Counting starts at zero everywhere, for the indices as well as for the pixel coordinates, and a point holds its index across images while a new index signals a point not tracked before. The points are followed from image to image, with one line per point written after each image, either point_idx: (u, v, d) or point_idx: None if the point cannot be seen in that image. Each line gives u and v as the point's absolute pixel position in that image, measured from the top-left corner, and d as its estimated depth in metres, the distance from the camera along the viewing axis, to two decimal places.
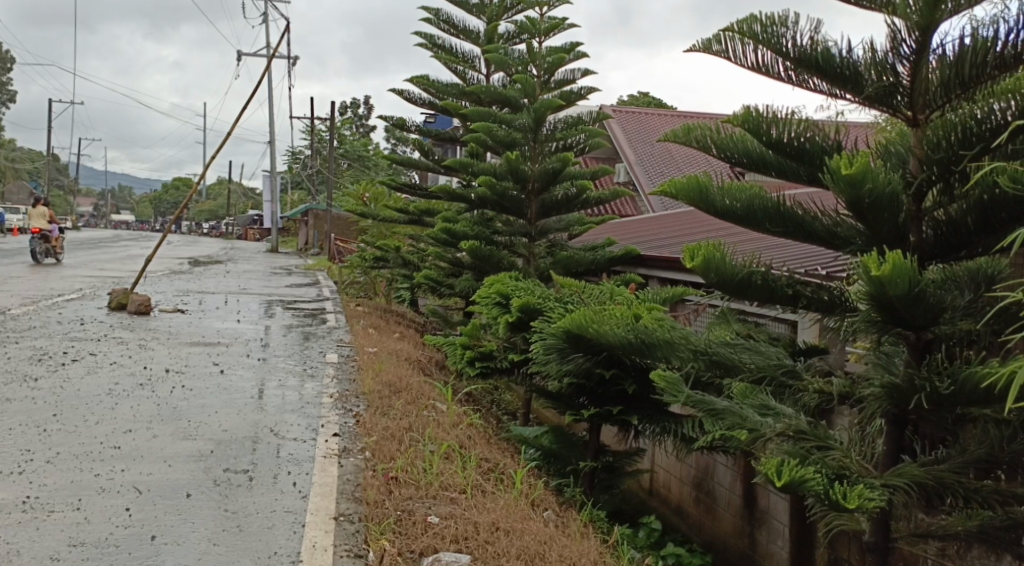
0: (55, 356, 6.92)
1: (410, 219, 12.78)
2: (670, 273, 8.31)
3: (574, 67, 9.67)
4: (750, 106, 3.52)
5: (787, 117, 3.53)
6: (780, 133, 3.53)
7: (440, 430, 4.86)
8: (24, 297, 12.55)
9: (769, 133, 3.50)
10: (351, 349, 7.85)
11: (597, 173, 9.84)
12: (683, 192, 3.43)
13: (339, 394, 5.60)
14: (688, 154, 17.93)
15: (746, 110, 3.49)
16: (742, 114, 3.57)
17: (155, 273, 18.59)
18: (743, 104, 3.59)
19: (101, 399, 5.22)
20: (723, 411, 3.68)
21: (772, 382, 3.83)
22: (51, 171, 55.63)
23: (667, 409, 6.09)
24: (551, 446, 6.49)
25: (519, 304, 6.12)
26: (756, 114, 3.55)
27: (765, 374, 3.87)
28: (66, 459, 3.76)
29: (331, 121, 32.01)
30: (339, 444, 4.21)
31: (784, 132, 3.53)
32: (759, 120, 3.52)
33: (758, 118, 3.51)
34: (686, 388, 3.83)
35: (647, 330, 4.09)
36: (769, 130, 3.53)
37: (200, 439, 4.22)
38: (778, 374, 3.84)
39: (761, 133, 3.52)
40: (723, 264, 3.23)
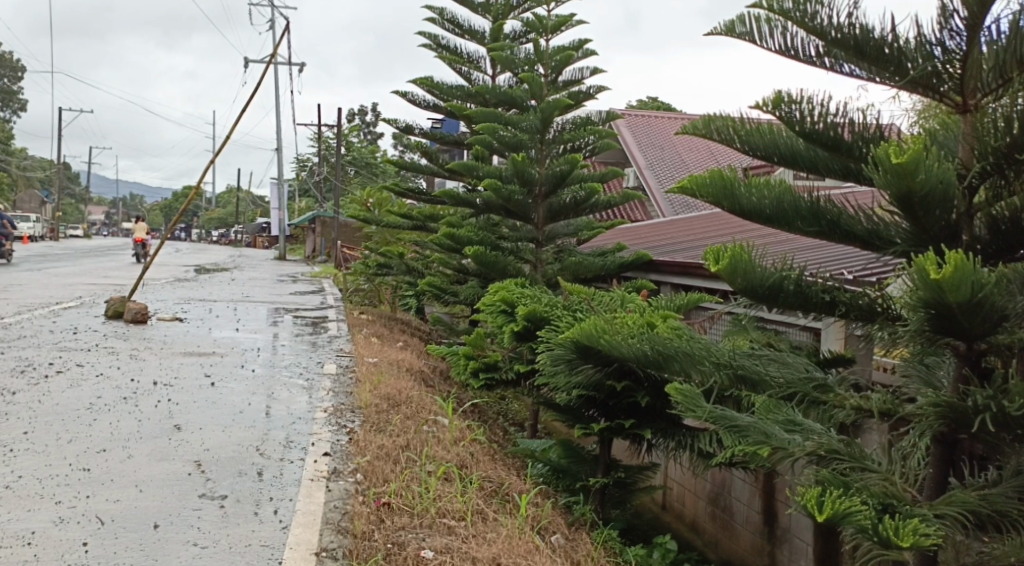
0: (40, 368, 6.62)
1: (414, 225, 12.49)
2: (683, 278, 7.98)
3: (582, 66, 9.35)
4: (782, 92, 3.21)
5: (822, 104, 3.21)
6: (814, 121, 3.23)
7: (439, 447, 4.54)
8: (20, 306, 12.28)
9: (801, 121, 3.20)
10: (350, 360, 7.53)
11: (607, 175, 9.52)
12: (705, 188, 3.10)
13: (334, 408, 5.29)
14: (700, 159, 17.63)
15: (776, 97, 3.19)
16: (771, 101, 3.26)
17: (157, 280, 18.38)
18: (770, 91, 3.28)
19: (81, 414, 4.93)
20: (746, 428, 3.32)
21: (804, 399, 3.44)
22: (61, 179, 55.72)
23: (682, 424, 5.77)
24: (560, 461, 6.17)
25: (525, 312, 5.80)
26: (787, 101, 3.25)
27: (796, 391, 3.47)
28: (27, 485, 3.45)
29: (338, 127, 31.83)
30: (329, 464, 3.89)
31: (819, 120, 3.22)
32: (789, 107, 3.21)
33: (788, 104, 3.21)
34: (704, 402, 3.48)
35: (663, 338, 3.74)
36: (801, 118, 3.22)
37: (177, 461, 3.91)
38: (811, 390, 3.44)
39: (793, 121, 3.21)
40: (753, 269, 2.89)
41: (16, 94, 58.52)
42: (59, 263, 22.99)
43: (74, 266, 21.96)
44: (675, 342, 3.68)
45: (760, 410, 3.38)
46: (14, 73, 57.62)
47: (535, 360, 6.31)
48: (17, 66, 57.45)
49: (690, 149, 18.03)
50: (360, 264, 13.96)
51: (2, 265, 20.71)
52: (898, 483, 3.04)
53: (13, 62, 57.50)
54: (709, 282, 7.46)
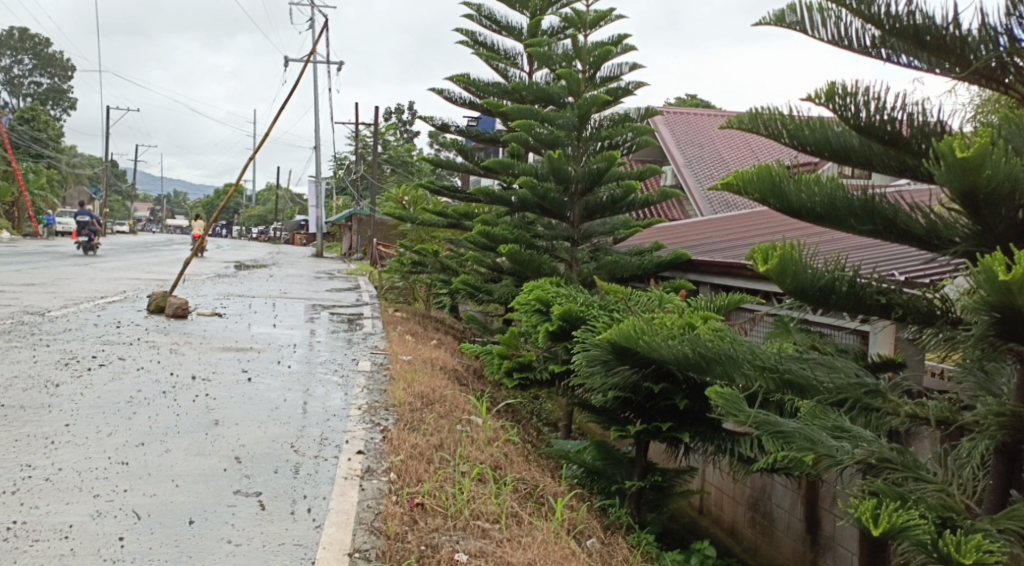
0: (82, 360, 6.70)
1: (450, 222, 12.47)
2: (723, 278, 7.84)
3: (621, 62, 9.23)
4: (837, 84, 3.10)
5: (879, 96, 3.09)
6: (869, 114, 3.11)
7: (474, 448, 4.48)
8: (64, 299, 12.51)
9: (855, 115, 3.08)
10: (385, 357, 7.51)
11: (645, 173, 9.37)
12: (752, 185, 2.98)
13: (368, 405, 5.26)
14: (739, 157, 17.40)
15: (831, 88, 3.07)
16: (825, 93, 3.14)
17: (197, 276, 18.63)
18: (824, 83, 3.16)
19: (120, 407, 4.95)
20: (791, 435, 3.22)
21: (856, 405, 3.30)
22: (107, 176, 56.88)
23: (721, 427, 5.65)
24: (595, 463, 6.08)
25: (560, 311, 5.72)
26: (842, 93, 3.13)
27: (846, 396, 3.32)
28: (66, 477, 3.46)
29: (375, 125, 32.01)
30: (363, 463, 3.85)
31: (875, 113, 3.11)
32: (844, 100, 3.09)
33: (844, 95, 3.09)
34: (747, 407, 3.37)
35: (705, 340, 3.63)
36: (856, 112, 3.11)
37: (213, 456, 3.89)
38: (862, 396, 3.30)
39: (847, 115, 3.09)
40: (805, 270, 2.76)
41: (64, 92, 59.86)
42: (103, 257, 23.41)
43: (117, 261, 22.36)
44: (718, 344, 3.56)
45: (805, 416, 3.26)
46: (62, 71, 58.97)
47: (571, 360, 6.23)
48: (64, 64, 58.76)
49: (729, 148, 17.81)
50: (395, 262, 13.97)
51: (50, 259, 21.19)
52: (955, 495, 2.91)
53: (61, 61, 58.85)
54: (750, 283, 7.32)
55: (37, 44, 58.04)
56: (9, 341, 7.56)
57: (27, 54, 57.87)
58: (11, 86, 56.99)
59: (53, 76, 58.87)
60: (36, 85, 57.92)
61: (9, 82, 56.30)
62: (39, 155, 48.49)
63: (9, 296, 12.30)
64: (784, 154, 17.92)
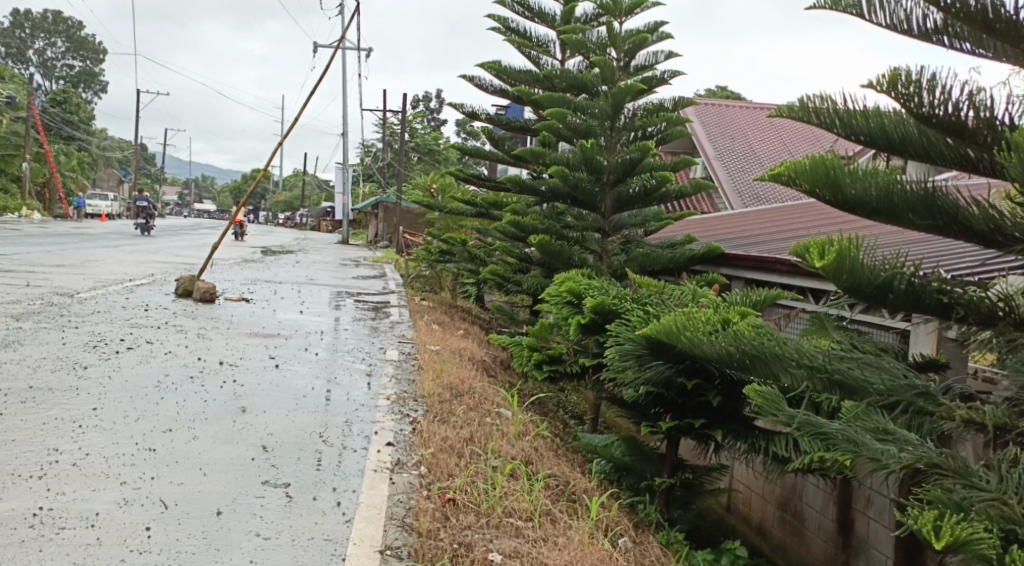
0: (111, 343, 6.69)
1: (478, 211, 12.38)
2: (756, 273, 7.70)
3: (657, 50, 9.08)
4: (903, 70, 2.98)
5: (944, 83, 2.99)
6: (934, 103, 3.00)
7: (504, 442, 4.40)
8: (94, 281, 12.58)
9: (921, 101, 2.97)
10: (413, 346, 7.45)
11: (679, 164, 9.24)
12: (805, 176, 2.87)
13: (397, 396, 5.19)
14: (771, 150, 17.15)
15: (897, 74, 2.95)
16: (889, 80, 3.04)
17: (225, 261, 18.70)
18: (886, 70, 3.04)
19: (148, 392, 4.92)
20: (832, 436, 3.13)
21: (908, 409, 3.18)
22: (138, 160, 57.46)
23: (754, 424, 5.54)
24: (625, 459, 5.98)
25: (593, 304, 5.61)
26: (906, 82, 3.04)
27: (897, 399, 3.23)
28: (94, 463, 3.42)
29: (403, 113, 31.96)
30: (392, 455, 3.77)
31: (940, 101, 2.99)
32: (910, 86, 2.98)
33: (910, 83, 3.00)
34: (786, 406, 3.29)
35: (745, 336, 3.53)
36: (921, 101, 3.02)
37: (241, 444, 3.84)
38: (914, 399, 3.20)
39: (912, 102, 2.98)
40: (862, 267, 2.64)
41: (97, 76, 60.48)
42: (133, 241, 23.60)
43: (146, 244, 22.52)
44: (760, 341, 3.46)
45: (846, 417, 3.17)
46: (95, 55, 59.60)
47: (602, 353, 6.13)
48: (97, 48, 59.33)
49: (760, 140, 17.55)
50: (422, 250, 13.91)
51: (82, 242, 21.44)
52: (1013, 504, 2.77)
53: (93, 45, 59.46)
54: (786, 278, 7.17)
55: (70, 28, 58.62)
56: (39, 323, 7.58)
57: (60, 38, 58.48)
58: (44, 70, 57.62)
59: (87, 60, 59.53)
60: (69, 69, 58.54)
61: (43, 65, 57.12)
62: (71, 137, 49.02)
63: (40, 277, 12.40)
64: (817, 147, 17.63)
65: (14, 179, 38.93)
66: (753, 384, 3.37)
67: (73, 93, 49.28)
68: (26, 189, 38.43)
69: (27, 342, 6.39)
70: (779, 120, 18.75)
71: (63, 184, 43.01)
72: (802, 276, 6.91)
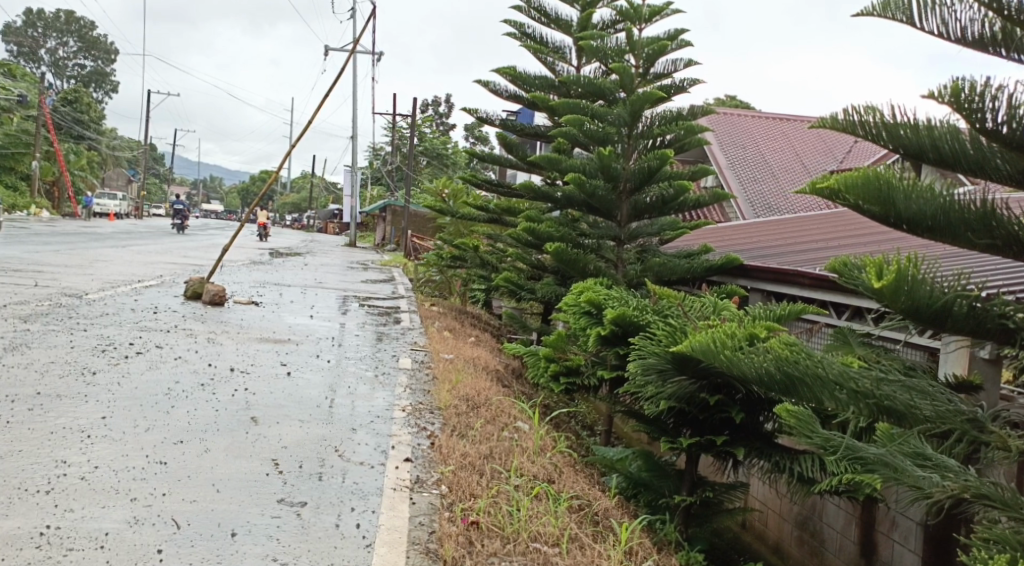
0: (119, 347, 6.57)
1: (490, 217, 12.24)
2: (777, 285, 7.56)
3: (677, 58, 8.95)
4: (965, 80, 2.86)
5: (1006, 96, 2.87)
6: (994, 117, 2.89)
7: (525, 459, 4.26)
8: (103, 282, 12.48)
9: (984, 115, 2.86)
10: (425, 355, 7.32)
11: (697, 173, 9.10)
12: (856, 191, 2.77)
13: (412, 407, 5.06)
14: (783, 160, 16.99)
15: (961, 85, 2.84)
16: (947, 91, 2.91)
17: (233, 262, 18.60)
18: (946, 81, 2.92)
19: (158, 400, 4.79)
20: (870, 461, 3.00)
21: (966, 440, 2.98)
22: (147, 160, 57.54)
23: (778, 441, 5.38)
24: (642, 474, 5.84)
25: (614, 315, 5.47)
26: (966, 93, 2.93)
27: (952, 428, 3.02)
28: (103, 478, 3.29)
29: (413, 117, 31.90)
30: (412, 473, 3.65)
31: (1001, 115, 2.88)
32: (973, 98, 2.86)
33: (972, 95, 2.89)
34: (819, 428, 3.15)
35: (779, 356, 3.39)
36: (982, 114, 2.90)
37: (255, 459, 3.70)
38: (972, 430, 2.98)
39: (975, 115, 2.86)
40: (923, 289, 2.52)
41: (108, 75, 60.64)
42: (141, 240, 23.53)
43: (154, 244, 22.44)
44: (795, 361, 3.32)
45: (880, 439, 3.01)
46: (107, 55, 59.77)
47: (621, 366, 5.98)
48: (108, 48, 59.44)
49: (773, 150, 17.41)
50: (433, 256, 13.78)
51: (89, 241, 21.34)
52: None
53: (104, 45, 59.63)
54: (809, 292, 7.03)
55: (82, 28, 58.87)
56: (47, 325, 7.47)
57: (72, 37, 58.71)
58: (55, 69, 57.83)
59: (98, 60, 59.69)
60: (80, 68, 58.72)
61: (55, 65, 57.41)
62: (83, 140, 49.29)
63: (48, 276, 12.32)
64: (830, 157, 17.46)
65: (24, 177, 39.03)
66: (784, 404, 3.23)
67: (84, 92, 49.35)
68: (35, 188, 38.49)
69: (35, 345, 6.27)
70: (792, 130, 18.60)
71: (71, 183, 43.08)
72: (826, 290, 6.76)
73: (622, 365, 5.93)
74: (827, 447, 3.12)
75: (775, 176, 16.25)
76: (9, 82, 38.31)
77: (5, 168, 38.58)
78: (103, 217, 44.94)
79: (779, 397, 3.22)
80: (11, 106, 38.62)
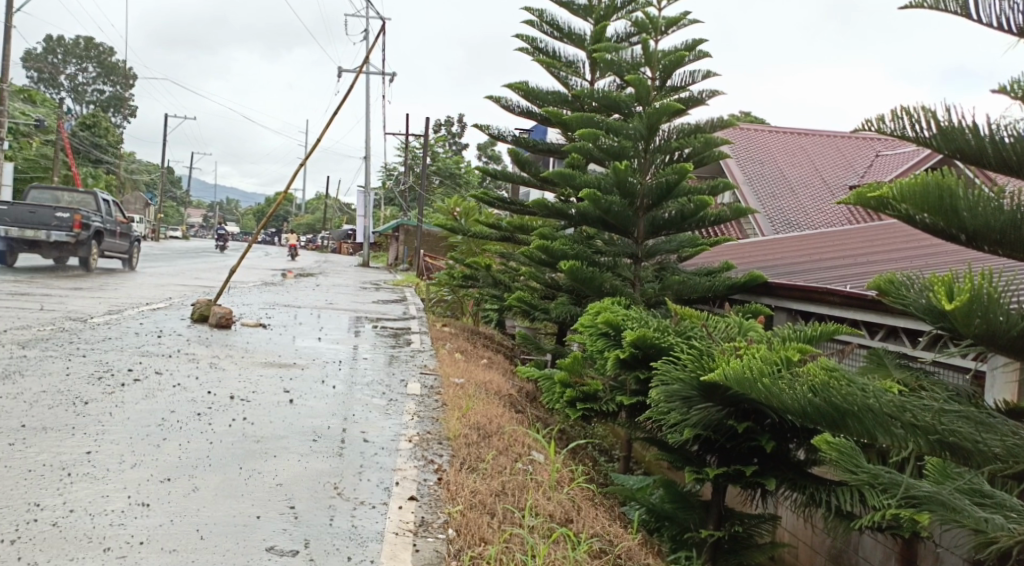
0: (117, 374, 6.29)
1: (503, 235, 11.96)
2: (803, 303, 7.24)
3: (694, 69, 8.69)
4: None
5: None
6: None
7: (540, 495, 3.94)
8: (110, 305, 12.25)
9: None
10: (435, 379, 7.01)
11: (717, 187, 8.79)
12: (916, 200, 2.57)
13: (420, 437, 4.74)
14: (803, 175, 16.67)
15: None
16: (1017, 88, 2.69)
17: (244, 284, 18.40)
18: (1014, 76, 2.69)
19: (150, 431, 4.51)
20: (923, 500, 2.67)
21: None
22: (163, 182, 57.83)
23: (810, 471, 5.05)
24: (665, 506, 5.52)
25: (634, 337, 5.14)
26: None
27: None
28: (76, 524, 3.00)
29: (426, 137, 31.82)
30: (417, 513, 3.33)
31: None
32: None
33: None
34: (864, 461, 2.81)
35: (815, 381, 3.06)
36: None
37: (246, 498, 3.40)
38: None
39: None
40: (1000, 311, 2.27)
41: (125, 99, 61.15)
42: (152, 262, 23.39)
43: (166, 266, 22.29)
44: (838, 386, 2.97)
45: (934, 475, 2.68)
46: (124, 80, 60.32)
47: (642, 391, 5.64)
48: (125, 72, 59.92)
49: (791, 165, 17.08)
50: (445, 275, 13.53)
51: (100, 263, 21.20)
52: None
53: (121, 69, 60.18)
54: (839, 311, 6.73)
55: (100, 53, 59.55)
56: (45, 350, 7.22)
57: (90, 63, 59.30)
58: (73, 93, 58.43)
59: (115, 84, 60.22)
60: (98, 93, 59.26)
61: (72, 89, 58.02)
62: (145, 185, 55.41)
63: (55, 300, 12.12)
64: (850, 172, 17.13)
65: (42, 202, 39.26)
66: (822, 434, 2.90)
67: (100, 116, 49.68)
68: None
69: (28, 373, 6.02)
70: (809, 145, 18.29)
71: None
72: (859, 308, 6.48)
73: (642, 390, 5.59)
74: (876, 485, 2.78)
75: (794, 192, 15.92)
76: (27, 108, 38.61)
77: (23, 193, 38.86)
78: None
79: (825, 430, 2.87)
80: (29, 131, 38.89)
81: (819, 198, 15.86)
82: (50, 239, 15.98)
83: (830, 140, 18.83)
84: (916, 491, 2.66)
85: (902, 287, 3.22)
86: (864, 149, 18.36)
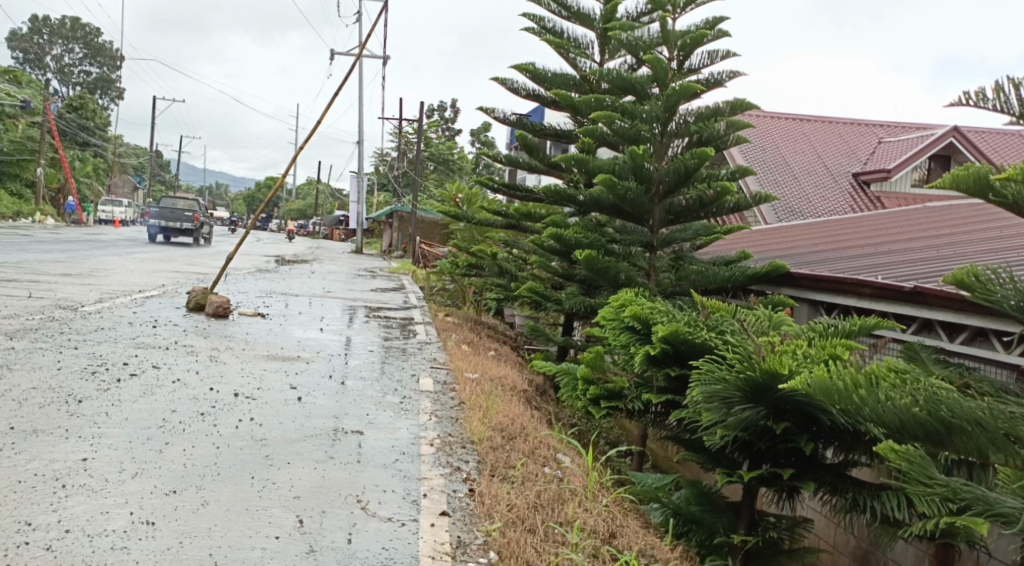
0: (112, 369, 5.93)
1: (508, 222, 11.59)
2: (830, 295, 6.93)
3: (713, 50, 8.36)
4: None
5: None
6: None
7: (578, 507, 3.63)
8: (101, 292, 11.85)
9: None
10: (448, 374, 6.69)
11: (735, 173, 8.48)
12: None
13: (442, 441, 4.42)
14: (805, 162, 16.37)
15: None
16: None
17: (238, 270, 18.03)
18: None
19: (151, 435, 4.16)
20: (1018, 518, 2.39)
21: None
22: (153, 166, 57.19)
23: (851, 476, 4.75)
24: (694, 510, 5.20)
25: (666, 333, 4.83)
26: None
27: None
28: (73, 547, 2.67)
29: (420, 122, 31.38)
30: (451, 534, 3.04)
31: None
32: None
33: None
34: (939, 472, 2.52)
35: (895, 387, 2.76)
36: None
37: (261, 515, 3.09)
38: None
39: None
40: None
41: (114, 82, 60.37)
42: (142, 248, 22.95)
43: (158, 252, 21.86)
44: (923, 389, 2.67)
45: (1017, 484, 2.39)
46: (113, 62, 59.50)
47: (671, 388, 5.31)
48: (113, 54, 59.11)
49: (794, 152, 16.78)
50: (447, 263, 13.21)
51: (91, 248, 20.80)
52: None
53: (110, 51, 59.29)
54: (869, 303, 6.43)
55: (87, 34, 58.72)
56: (35, 341, 6.89)
57: (78, 44, 58.45)
58: (61, 76, 57.74)
59: (104, 66, 59.43)
60: (85, 75, 58.46)
61: (60, 71, 57.34)
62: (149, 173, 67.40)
63: (45, 287, 11.72)
64: (853, 159, 16.85)
65: (31, 185, 38.82)
66: (887, 440, 2.62)
67: (87, 98, 48.91)
68: (40, 194, 38.07)
69: (17, 368, 5.66)
70: (811, 131, 17.95)
71: (76, 189, 42.70)
72: (891, 301, 6.16)
73: (672, 388, 5.29)
74: (957, 501, 2.52)
75: (797, 179, 15.63)
76: (14, 89, 38.03)
77: (9, 175, 38.28)
78: (108, 224, 44.56)
79: (923, 448, 2.58)
80: (15, 113, 38.26)
81: (822, 185, 15.59)
82: (184, 226, 28.72)
83: (833, 126, 18.50)
84: (1020, 516, 2.38)
85: (987, 281, 2.84)
86: (868, 136, 18.14)
